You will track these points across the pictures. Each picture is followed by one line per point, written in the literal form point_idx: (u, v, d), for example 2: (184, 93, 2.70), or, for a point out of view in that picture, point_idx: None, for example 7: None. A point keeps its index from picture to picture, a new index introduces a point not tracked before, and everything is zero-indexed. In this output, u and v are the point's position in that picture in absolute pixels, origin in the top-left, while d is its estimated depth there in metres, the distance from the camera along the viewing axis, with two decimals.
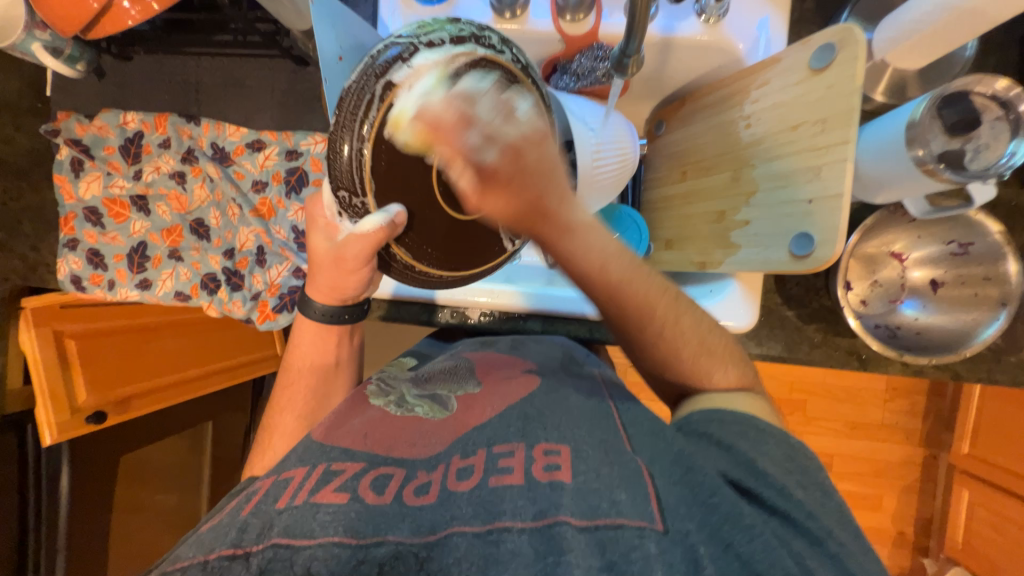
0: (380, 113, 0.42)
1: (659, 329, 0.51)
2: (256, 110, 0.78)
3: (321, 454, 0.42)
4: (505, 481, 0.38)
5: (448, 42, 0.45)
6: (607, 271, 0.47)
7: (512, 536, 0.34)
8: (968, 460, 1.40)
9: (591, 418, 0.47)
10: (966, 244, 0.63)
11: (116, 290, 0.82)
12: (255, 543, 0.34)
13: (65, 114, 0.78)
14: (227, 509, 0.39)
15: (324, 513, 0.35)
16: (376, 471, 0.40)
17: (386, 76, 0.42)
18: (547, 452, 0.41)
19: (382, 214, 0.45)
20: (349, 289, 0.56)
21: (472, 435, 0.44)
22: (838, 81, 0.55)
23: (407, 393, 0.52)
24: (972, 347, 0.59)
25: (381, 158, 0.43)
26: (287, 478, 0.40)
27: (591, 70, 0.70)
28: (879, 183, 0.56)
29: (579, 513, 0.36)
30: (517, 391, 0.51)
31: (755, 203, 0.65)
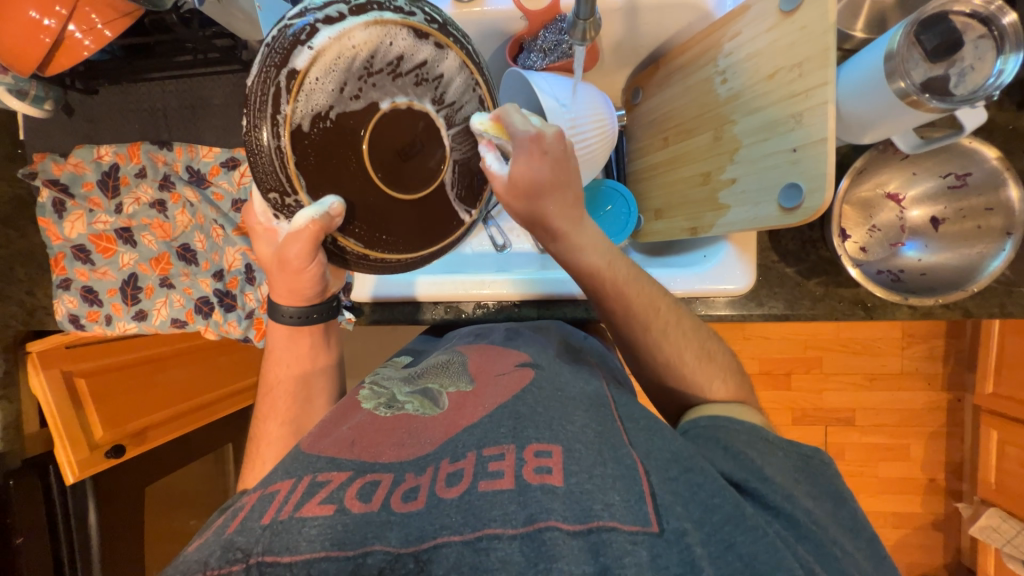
0: (292, 108, 0.39)
1: (659, 330, 0.53)
2: (229, 129, 0.79)
3: (308, 465, 0.41)
4: (495, 485, 0.38)
5: (348, 13, 0.39)
6: (615, 268, 0.51)
7: (502, 543, 0.34)
8: (992, 399, 1.37)
9: (587, 410, 0.46)
10: (963, 175, 0.60)
11: (114, 324, 0.82)
12: (238, 563, 0.34)
13: (41, 156, 0.77)
14: (214, 527, 0.39)
15: (311, 527, 0.35)
16: (363, 479, 0.39)
17: (287, 64, 0.38)
18: (538, 453, 0.40)
19: (314, 207, 0.41)
20: (307, 288, 0.54)
21: (462, 436, 0.43)
22: (810, 21, 0.53)
23: (398, 393, 0.52)
24: (979, 282, 0.57)
25: (307, 154, 0.40)
26: (273, 492, 0.39)
27: (557, 44, 0.70)
28: (863, 124, 0.53)
29: (571, 517, 0.36)
30: (512, 386, 0.49)
31: (740, 160, 0.63)
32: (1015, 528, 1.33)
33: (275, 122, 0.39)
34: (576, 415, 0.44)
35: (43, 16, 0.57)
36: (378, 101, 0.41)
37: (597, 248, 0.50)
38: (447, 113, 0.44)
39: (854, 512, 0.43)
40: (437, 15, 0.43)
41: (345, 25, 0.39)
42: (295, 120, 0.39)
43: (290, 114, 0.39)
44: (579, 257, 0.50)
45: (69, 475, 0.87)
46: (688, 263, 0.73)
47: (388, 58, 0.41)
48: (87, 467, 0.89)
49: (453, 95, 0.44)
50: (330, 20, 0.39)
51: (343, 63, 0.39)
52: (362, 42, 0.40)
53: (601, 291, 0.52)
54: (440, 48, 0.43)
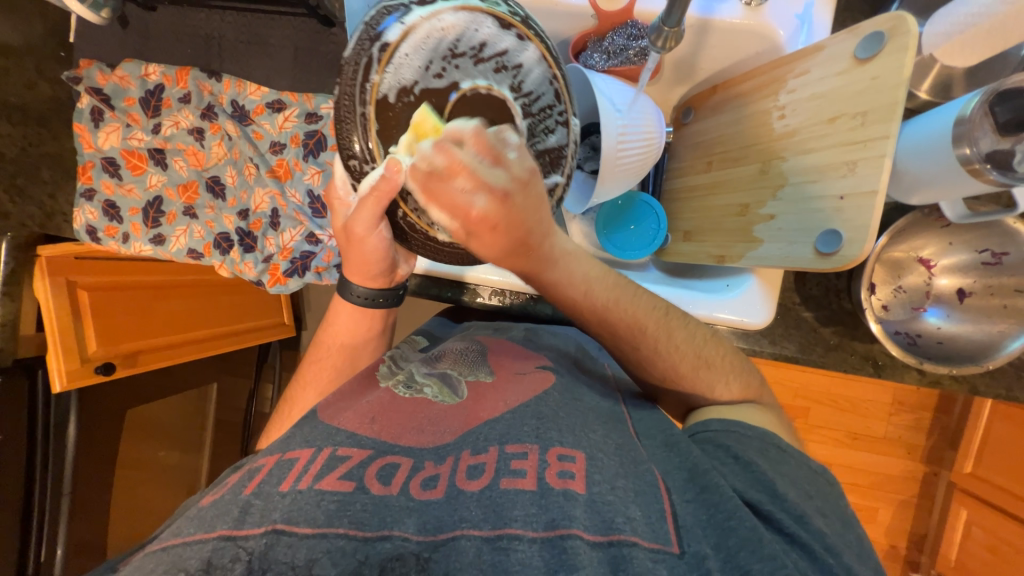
0: (379, 79, 0.39)
1: (636, 347, 0.51)
2: (275, 70, 0.77)
3: (328, 437, 0.43)
4: (517, 484, 0.38)
5: None
6: (592, 296, 0.48)
7: (523, 545, 0.34)
8: (969, 478, 1.39)
9: (604, 423, 0.47)
10: (999, 254, 0.60)
11: (130, 244, 0.81)
12: (255, 526, 0.34)
13: (88, 62, 0.77)
14: (229, 485, 0.40)
15: (328, 502, 0.36)
16: (384, 459, 0.41)
17: (380, 39, 0.39)
18: (561, 457, 0.41)
19: (382, 173, 0.39)
20: (377, 264, 0.52)
21: (485, 430, 0.44)
22: (884, 73, 0.53)
23: (416, 373, 0.53)
24: (995, 360, 0.58)
25: (388, 127, 0.39)
26: (291, 459, 0.40)
27: (623, 49, 0.70)
28: (916, 184, 0.54)
29: (593, 527, 0.36)
30: (531, 389, 0.50)
31: (782, 198, 0.63)
32: None
33: (363, 92, 0.39)
34: (597, 425, 0.46)
35: None
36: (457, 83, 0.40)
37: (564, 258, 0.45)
38: (524, 101, 0.41)
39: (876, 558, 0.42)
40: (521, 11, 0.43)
41: (436, 8, 0.40)
42: (377, 93, 0.39)
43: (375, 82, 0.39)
44: (557, 292, 0.47)
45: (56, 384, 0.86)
46: (709, 289, 0.73)
47: (473, 42, 0.40)
48: (76, 379, 0.88)
49: (531, 85, 0.42)
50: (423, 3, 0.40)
51: (431, 39, 0.39)
52: (449, 24, 0.40)
53: (588, 322, 0.50)
54: (522, 36, 0.42)
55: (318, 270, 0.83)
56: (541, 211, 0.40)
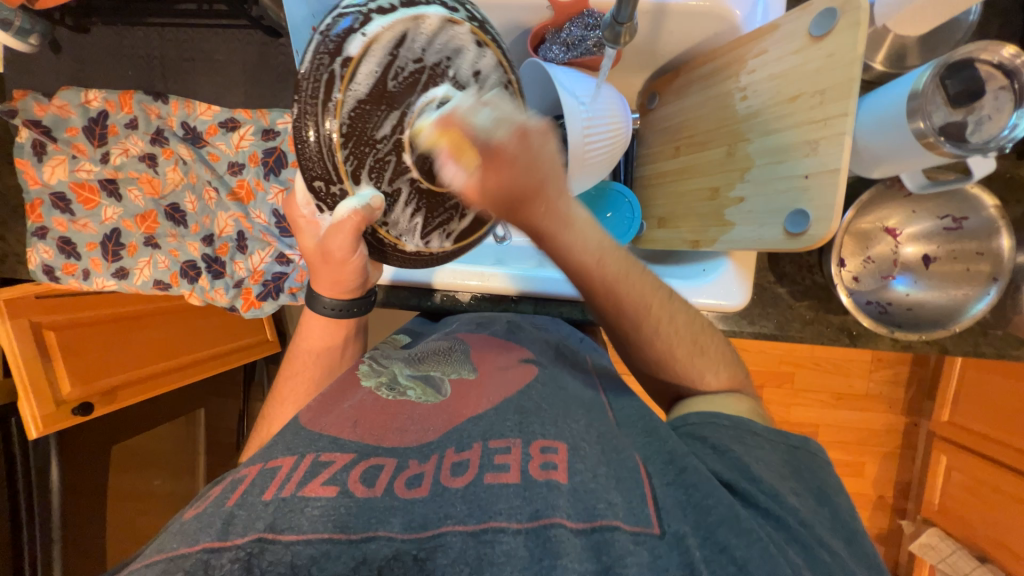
0: (342, 92, 0.40)
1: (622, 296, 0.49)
2: (226, 87, 0.74)
3: (310, 443, 0.42)
4: (502, 479, 0.38)
5: (399, 7, 0.41)
6: (604, 266, 0.47)
7: (507, 537, 0.34)
8: (947, 426, 1.44)
9: (587, 411, 0.48)
10: (960, 219, 0.62)
11: (91, 280, 0.79)
12: (240, 535, 0.34)
13: (21, 93, 0.72)
14: (213, 495, 0.39)
15: (313, 508, 0.35)
16: (366, 462, 0.40)
17: (341, 52, 0.39)
18: (543, 450, 0.41)
19: (356, 198, 0.42)
20: (348, 279, 0.53)
21: (467, 427, 0.43)
22: (838, 50, 0.53)
23: (399, 375, 0.52)
24: (961, 322, 0.59)
25: (351, 142, 0.40)
26: (275, 468, 0.40)
27: (582, 40, 0.69)
28: (877, 158, 0.54)
29: (576, 514, 0.36)
30: (514, 381, 0.50)
31: (750, 180, 0.64)
32: (952, 547, 1.42)
33: (326, 108, 0.40)
34: (579, 414, 0.46)
35: None
36: (418, 96, 0.41)
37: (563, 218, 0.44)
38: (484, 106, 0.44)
39: (837, 513, 0.44)
40: (478, 14, 0.45)
41: (398, 17, 0.41)
42: (339, 108, 0.40)
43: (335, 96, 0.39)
44: (567, 257, 0.46)
45: (32, 430, 0.85)
46: (686, 275, 0.74)
47: (435, 54, 0.42)
48: (52, 424, 0.87)
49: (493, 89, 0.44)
50: (385, 12, 0.41)
51: (392, 53, 0.41)
52: (410, 35, 0.41)
53: (590, 286, 0.49)
54: (484, 44, 0.43)
55: (293, 290, 0.81)
56: (556, 167, 0.41)
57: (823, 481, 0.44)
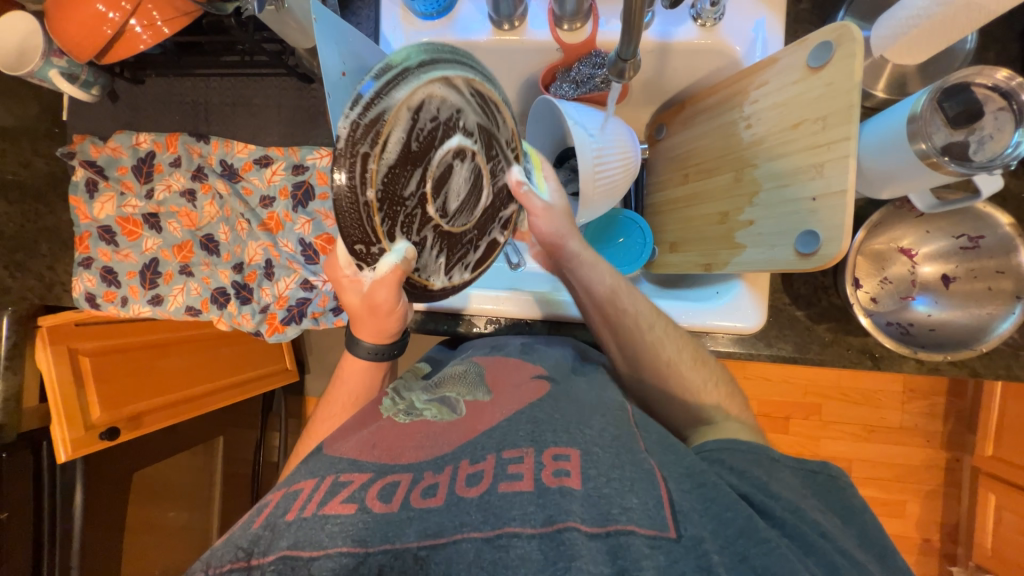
0: (376, 164, 0.42)
1: (633, 325, 0.59)
2: (262, 128, 0.78)
3: (330, 466, 0.43)
4: (515, 487, 0.39)
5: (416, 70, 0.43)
6: (616, 295, 0.60)
7: (521, 541, 0.36)
8: (991, 461, 1.36)
9: (604, 417, 0.48)
10: (975, 238, 0.61)
11: (128, 307, 0.83)
12: (265, 555, 0.36)
13: (81, 137, 0.80)
14: (241, 519, 0.41)
15: (332, 524, 0.37)
16: (384, 479, 0.41)
17: (372, 126, 0.41)
18: (555, 457, 0.41)
19: (395, 254, 0.46)
20: (390, 326, 0.55)
21: (482, 440, 0.44)
22: (836, 79, 0.55)
23: (416, 400, 0.53)
24: (988, 342, 0.58)
25: (384, 203, 0.44)
26: (297, 490, 0.41)
27: (590, 77, 0.74)
28: (885, 178, 0.55)
29: (589, 519, 0.37)
30: (527, 397, 0.51)
31: (758, 203, 0.65)
32: None
33: (363, 178, 0.42)
34: (594, 420, 0.46)
35: (109, 10, 0.61)
36: (436, 151, 0.47)
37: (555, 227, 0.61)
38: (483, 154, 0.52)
39: (869, 539, 0.42)
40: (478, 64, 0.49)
41: (417, 84, 0.43)
42: (375, 169, 0.42)
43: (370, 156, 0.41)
44: (592, 284, 0.61)
45: (62, 454, 0.86)
46: (699, 298, 0.75)
47: (445, 114, 0.47)
48: (82, 446, 0.89)
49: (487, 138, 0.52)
50: (404, 78, 0.42)
51: (413, 118, 0.44)
52: (428, 99, 0.44)
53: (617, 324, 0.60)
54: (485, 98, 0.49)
55: (315, 315, 0.85)
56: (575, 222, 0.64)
57: (826, 494, 0.44)
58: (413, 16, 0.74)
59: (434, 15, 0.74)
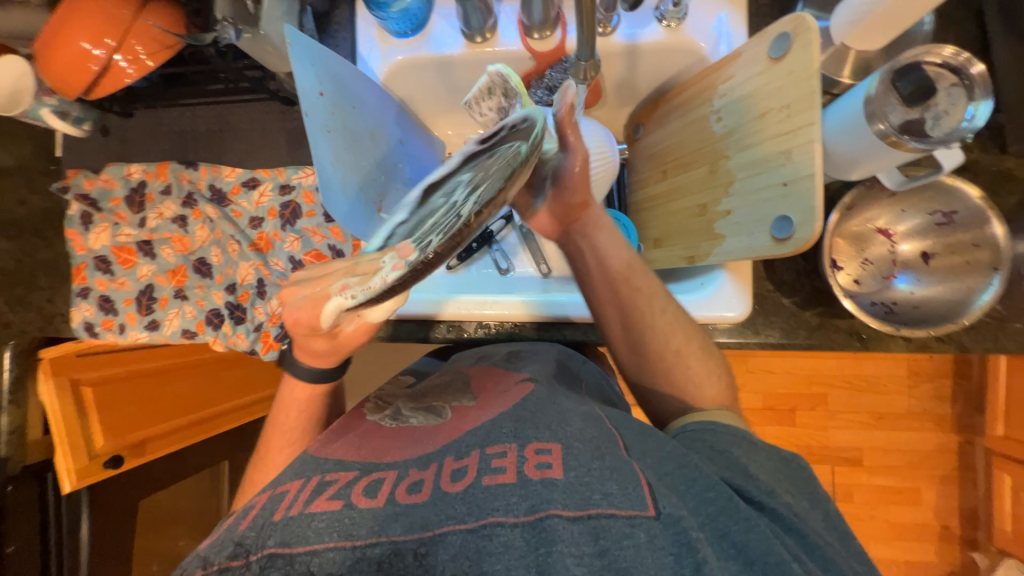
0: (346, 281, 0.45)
1: (648, 282, 0.60)
2: (250, 150, 0.83)
3: (316, 467, 0.44)
4: (498, 480, 0.38)
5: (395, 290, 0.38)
6: (629, 271, 0.60)
7: (504, 530, 0.35)
8: (1003, 442, 1.33)
9: (584, 420, 0.46)
10: (948, 214, 0.62)
11: (127, 333, 0.85)
12: (254, 550, 0.36)
13: (75, 171, 0.84)
14: (225, 526, 0.41)
15: (318, 520, 0.37)
16: (369, 477, 0.41)
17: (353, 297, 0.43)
18: (538, 451, 0.40)
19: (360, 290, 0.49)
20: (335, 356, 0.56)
21: (466, 438, 0.44)
22: (797, 67, 0.57)
23: (403, 407, 0.54)
24: (970, 316, 0.58)
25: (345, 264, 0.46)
26: (282, 492, 0.41)
27: (562, 82, 0.76)
28: (850, 162, 0.57)
29: (572, 504, 0.36)
30: (512, 398, 0.50)
31: (733, 193, 0.66)
32: None
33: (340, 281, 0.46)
34: (573, 419, 0.45)
35: (94, 47, 0.63)
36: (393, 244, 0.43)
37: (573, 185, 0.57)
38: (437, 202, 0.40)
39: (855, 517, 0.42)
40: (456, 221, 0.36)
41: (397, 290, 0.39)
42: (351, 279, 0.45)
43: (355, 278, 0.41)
44: (603, 260, 0.61)
45: (67, 484, 0.87)
46: (684, 290, 0.75)
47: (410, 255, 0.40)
48: (86, 475, 0.89)
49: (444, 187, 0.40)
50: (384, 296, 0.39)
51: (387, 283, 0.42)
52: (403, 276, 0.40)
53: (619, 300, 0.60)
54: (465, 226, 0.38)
55: None
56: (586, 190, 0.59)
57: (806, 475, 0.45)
58: (388, 35, 0.76)
59: (408, 32, 0.76)
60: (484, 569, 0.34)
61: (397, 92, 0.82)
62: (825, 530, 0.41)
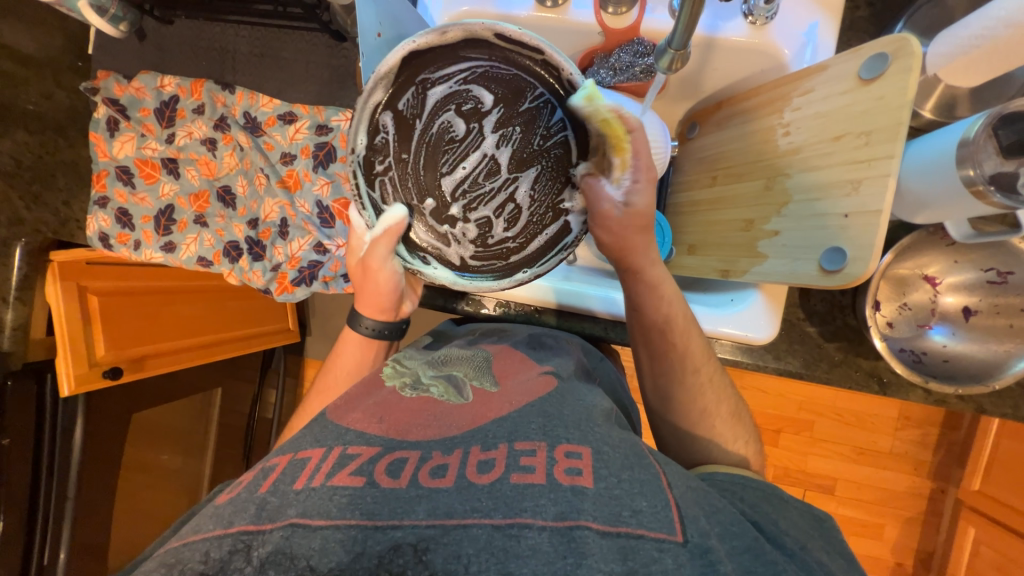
0: (392, 170, 0.54)
1: (679, 336, 0.57)
2: (289, 83, 0.79)
3: (337, 437, 0.44)
4: (528, 479, 0.38)
5: (434, 249, 0.56)
6: (670, 324, 0.57)
7: (532, 533, 0.35)
8: (977, 496, 1.36)
9: (608, 421, 0.47)
10: (1005, 273, 0.61)
11: (141, 251, 0.84)
12: (267, 524, 0.36)
13: (105, 74, 0.80)
14: (244, 481, 0.41)
15: (340, 496, 0.37)
16: (392, 455, 0.41)
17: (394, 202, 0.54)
18: (568, 453, 0.41)
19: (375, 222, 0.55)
20: (387, 297, 0.62)
21: (492, 427, 0.44)
22: (888, 93, 0.53)
23: (422, 374, 0.53)
24: (1000, 380, 0.58)
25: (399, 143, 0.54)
26: (304, 459, 0.42)
27: (630, 66, 0.71)
28: (924, 203, 0.54)
29: (601, 517, 0.36)
30: (535, 390, 0.50)
31: (786, 215, 0.64)
32: None
33: (384, 156, 0.53)
34: (603, 420, 0.46)
35: None
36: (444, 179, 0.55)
37: (626, 231, 0.54)
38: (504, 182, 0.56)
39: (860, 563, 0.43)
40: (516, 224, 0.56)
41: (434, 240, 0.56)
42: (391, 171, 0.54)
43: (384, 171, 0.53)
44: (642, 305, 0.58)
45: (65, 388, 0.85)
46: (713, 303, 0.73)
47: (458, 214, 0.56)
48: (84, 383, 0.87)
49: (516, 189, 0.56)
50: (425, 248, 0.56)
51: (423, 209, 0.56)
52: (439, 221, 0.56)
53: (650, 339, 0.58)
54: (517, 220, 0.56)
55: (325, 279, 0.85)
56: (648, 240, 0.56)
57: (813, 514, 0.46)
58: None
59: None
60: (509, 570, 0.33)
61: None
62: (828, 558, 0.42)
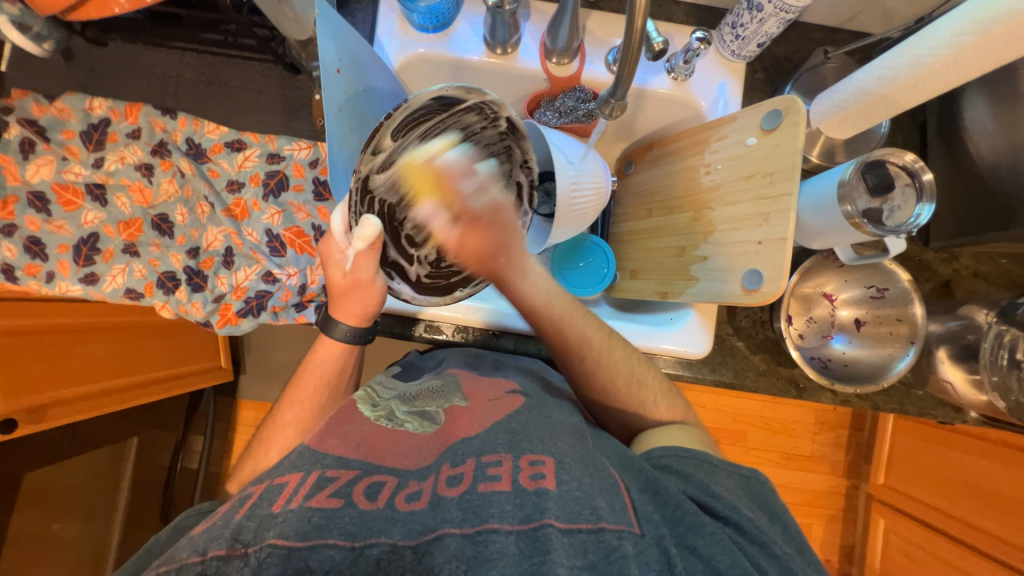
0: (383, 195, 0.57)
1: (595, 357, 0.63)
2: (237, 111, 0.77)
3: (316, 461, 0.44)
4: (493, 487, 0.41)
5: (404, 270, 0.62)
6: (550, 306, 0.65)
7: (500, 536, 0.37)
8: (883, 489, 1.52)
9: (572, 437, 0.49)
10: (882, 289, 0.73)
11: (54, 283, 0.78)
12: (251, 543, 0.36)
13: (21, 92, 0.75)
14: (220, 511, 0.41)
15: (316, 517, 0.38)
16: (371, 478, 0.43)
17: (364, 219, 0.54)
18: (532, 462, 0.43)
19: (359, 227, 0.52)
20: (371, 307, 0.61)
21: (461, 445, 0.46)
22: (784, 142, 0.64)
23: (396, 409, 0.54)
24: (887, 378, 0.68)
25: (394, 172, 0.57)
26: (282, 483, 0.41)
27: (574, 110, 0.80)
28: (817, 232, 0.65)
29: (563, 516, 0.38)
30: (503, 409, 0.52)
31: (712, 242, 0.73)
32: None
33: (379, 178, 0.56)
34: (562, 436, 0.47)
35: None
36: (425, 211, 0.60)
37: (481, 228, 0.62)
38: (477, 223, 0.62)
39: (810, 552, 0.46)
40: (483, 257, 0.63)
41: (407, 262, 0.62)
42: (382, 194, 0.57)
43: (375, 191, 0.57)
44: (523, 299, 0.65)
45: None
46: (655, 322, 0.80)
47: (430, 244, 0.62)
48: None
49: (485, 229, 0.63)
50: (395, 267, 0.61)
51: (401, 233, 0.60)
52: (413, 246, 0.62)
53: (543, 325, 0.65)
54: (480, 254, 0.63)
55: (274, 309, 0.84)
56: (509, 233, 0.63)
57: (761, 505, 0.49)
58: (409, 26, 0.75)
59: (429, 28, 0.76)
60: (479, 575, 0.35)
61: (409, 85, 0.81)
62: (784, 542, 0.45)
